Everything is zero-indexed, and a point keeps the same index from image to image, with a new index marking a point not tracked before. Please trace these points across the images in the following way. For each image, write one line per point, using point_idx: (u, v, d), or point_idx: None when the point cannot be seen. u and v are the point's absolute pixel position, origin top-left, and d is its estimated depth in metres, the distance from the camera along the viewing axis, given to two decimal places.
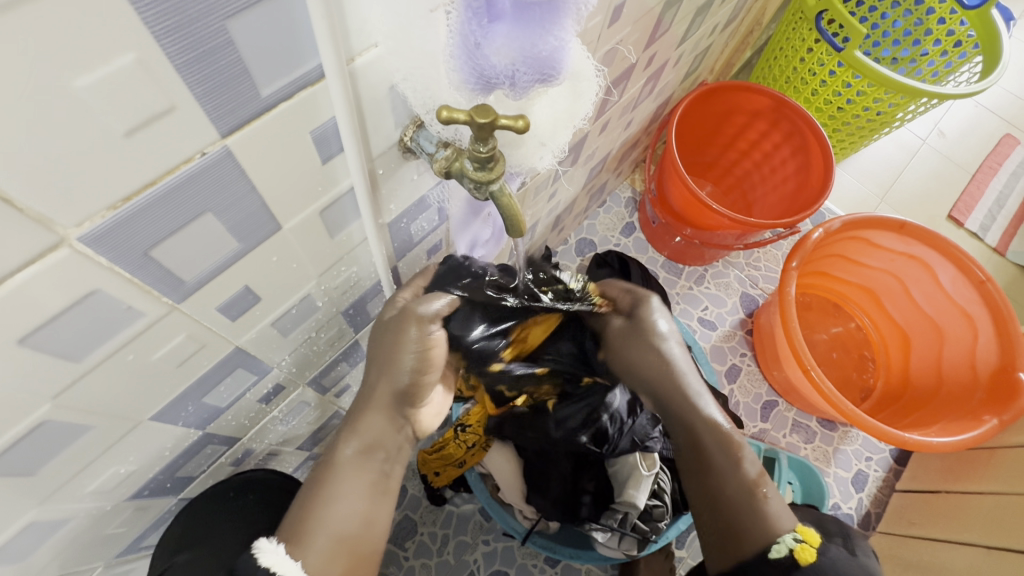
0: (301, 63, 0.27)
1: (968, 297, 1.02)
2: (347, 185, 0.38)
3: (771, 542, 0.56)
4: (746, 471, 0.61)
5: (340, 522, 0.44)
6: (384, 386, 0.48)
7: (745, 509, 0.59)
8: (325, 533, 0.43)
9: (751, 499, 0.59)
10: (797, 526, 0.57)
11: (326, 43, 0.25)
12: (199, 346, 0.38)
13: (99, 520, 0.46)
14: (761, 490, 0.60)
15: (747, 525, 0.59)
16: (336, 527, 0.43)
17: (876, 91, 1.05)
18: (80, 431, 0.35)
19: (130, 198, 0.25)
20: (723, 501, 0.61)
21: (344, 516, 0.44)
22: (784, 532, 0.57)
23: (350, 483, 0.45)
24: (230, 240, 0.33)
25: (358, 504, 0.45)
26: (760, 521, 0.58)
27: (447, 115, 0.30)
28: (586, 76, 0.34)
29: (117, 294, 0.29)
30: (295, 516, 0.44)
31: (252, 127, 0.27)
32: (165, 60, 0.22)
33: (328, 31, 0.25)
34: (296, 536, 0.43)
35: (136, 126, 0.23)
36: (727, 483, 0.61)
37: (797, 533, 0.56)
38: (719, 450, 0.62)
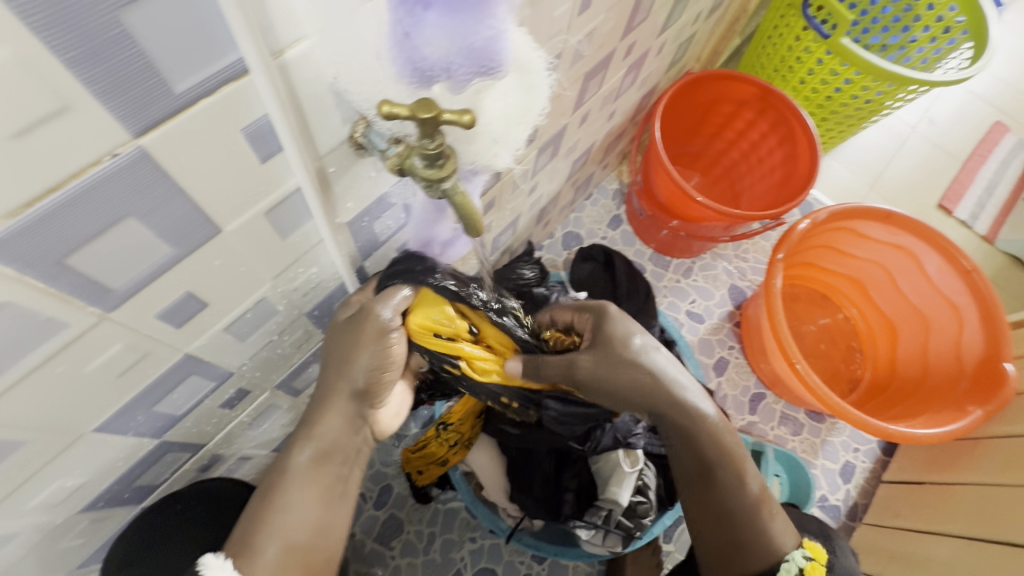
0: (219, 57, 0.25)
1: (954, 287, 1.01)
2: (294, 184, 0.36)
3: (779, 561, 0.55)
4: (752, 488, 0.56)
5: (292, 530, 0.46)
6: (341, 387, 0.49)
7: (751, 529, 0.56)
8: (276, 543, 0.45)
9: (760, 517, 0.56)
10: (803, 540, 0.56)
11: (243, 36, 0.24)
12: (142, 356, 0.36)
13: (53, 533, 0.45)
14: (766, 505, 0.56)
15: (756, 544, 0.56)
16: (289, 537, 0.46)
17: (864, 79, 1.04)
18: (11, 447, 0.33)
19: (32, 203, 0.23)
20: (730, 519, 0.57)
21: (296, 525, 0.46)
22: (792, 549, 0.55)
23: (300, 493, 0.47)
24: (161, 245, 0.31)
25: (308, 514, 0.47)
26: (764, 539, 0.56)
27: (387, 111, 0.28)
28: (535, 68, 0.32)
29: (31, 305, 0.27)
30: (247, 526, 0.45)
31: (169, 125, 0.25)
32: (50, 55, 0.20)
33: (244, 23, 0.23)
34: (246, 548, 0.44)
35: (25, 127, 0.21)
36: (734, 502, 0.56)
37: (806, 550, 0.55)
38: (728, 471, 0.56)
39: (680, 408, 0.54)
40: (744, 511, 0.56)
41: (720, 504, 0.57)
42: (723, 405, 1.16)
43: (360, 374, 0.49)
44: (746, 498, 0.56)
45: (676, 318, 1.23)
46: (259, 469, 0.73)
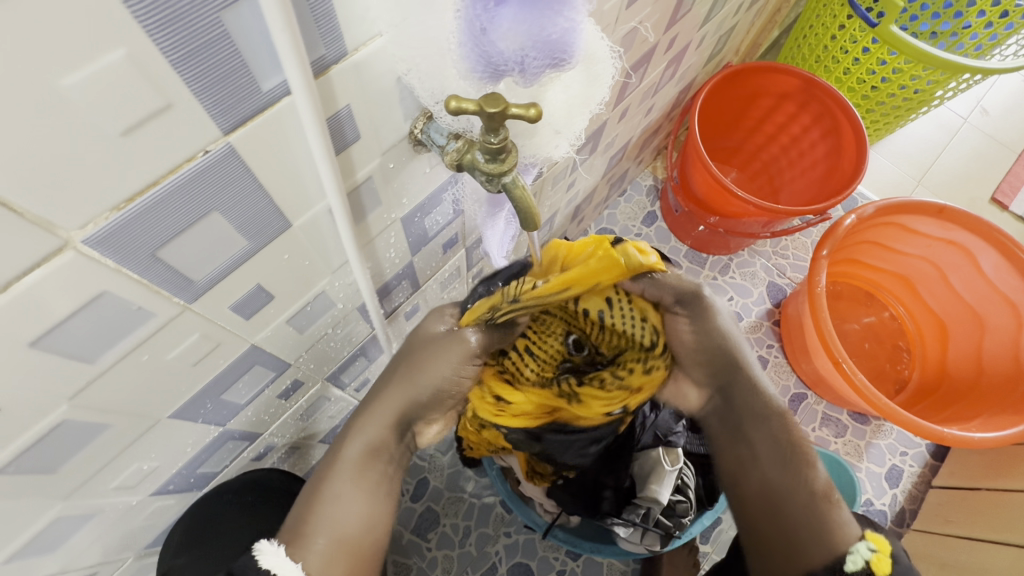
0: (260, 82, 0.25)
1: (1012, 284, 0.97)
2: (323, 207, 0.36)
3: (842, 554, 0.46)
4: (815, 475, 0.50)
5: (341, 521, 0.42)
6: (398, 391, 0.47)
7: (810, 525, 0.48)
8: (325, 533, 0.41)
9: (820, 507, 0.48)
10: (868, 534, 0.47)
11: (288, 59, 0.24)
12: (214, 345, 0.38)
13: (126, 513, 0.47)
14: (833, 498, 0.49)
15: (820, 542, 0.47)
16: (338, 528, 0.42)
17: (914, 68, 1.00)
18: (99, 430, 0.35)
19: (133, 198, 0.25)
20: (784, 507, 0.50)
21: (343, 518, 0.42)
22: (858, 541, 0.46)
23: (350, 488, 0.43)
24: (238, 239, 0.32)
25: (356, 507, 0.43)
26: (825, 530, 0.47)
27: (454, 106, 0.29)
28: (600, 57, 0.32)
29: (125, 295, 0.28)
30: (298, 516, 0.42)
31: (255, 122, 0.27)
32: (159, 55, 0.21)
33: (290, 43, 0.23)
34: (298, 533, 0.41)
35: (133, 125, 0.22)
36: (788, 486, 0.50)
37: (871, 542, 0.46)
38: (779, 445, 0.52)
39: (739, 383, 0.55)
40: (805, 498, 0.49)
41: (775, 490, 0.50)
42: None
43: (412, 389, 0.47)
44: (807, 484, 0.49)
45: None
46: (305, 459, 0.75)
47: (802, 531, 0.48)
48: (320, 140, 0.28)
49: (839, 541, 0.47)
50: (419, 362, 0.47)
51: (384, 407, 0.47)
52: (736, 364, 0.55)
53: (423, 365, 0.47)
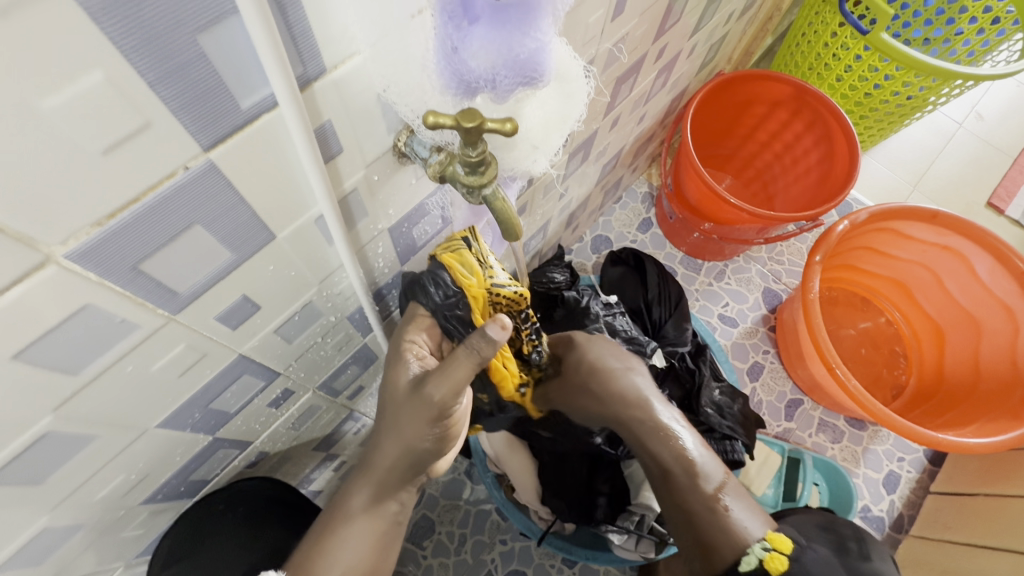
0: (257, 89, 0.26)
1: (1006, 289, 0.97)
2: (317, 211, 0.37)
3: (741, 554, 0.54)
4: (706, 487, 0.57)
5: (344, 564, 0.45)
6: (393, 447, 0.46)
7: (711, 528, 0.56)
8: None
9: (716, 513, 0.56)
10: (768, 534, 0.55)
11: (274, 71, 0.24)
12: (201, 355, 0.39)
13: (115, 523, 0.48)
14: (721, 502, 0.56)
15: (726, 545, 0.55)
16: (340, 570, 0.45)
17: (906, 74, 1.01)
18: (85, 440, 0.36)
19: (114, 214, 0.25)
20: (692, 518, 0.57)
21: (345, 561, 0.46)
22: (754, 542, 0.54)
23: (354, 534, 0.46)
24: (222, 252, 0.33)
25: (359, 552, 0.46)
26: (726, 534, 0.55)
27: (432, 120, 0.29)
28: (573, 76, 0.34)
29: (109, 307, 0.29)
30: (302, 557, 0.46)
31: (235, 139, 0.27)
32: (137, 77, 0.22)
33: (274, 57, 0.24)
34: (300, 571, 0.45)
35: (112, 143, 0.23)
36: (689, 499, 0.57)
37: (767, 542, 0.54)
38: (677, 463, 0.58)
39: (626, 407, 0.62)
40: (699, 506, 0.56)
41: (680, 503, 0.58)
42: (758, 412, 1.13)
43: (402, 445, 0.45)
44: (701, 493, 0.57)
45: (708, 322, 1.22)
46: (298, 466, 0.76)
47: (710, 538, 0.56)
48: (308, 145, 0.29)
49: (737, 542, 0.54)
50: (400, 421, 0.45)
51: (381, 460, 0.46)
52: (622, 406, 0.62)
53: (402, 425, 0.45)
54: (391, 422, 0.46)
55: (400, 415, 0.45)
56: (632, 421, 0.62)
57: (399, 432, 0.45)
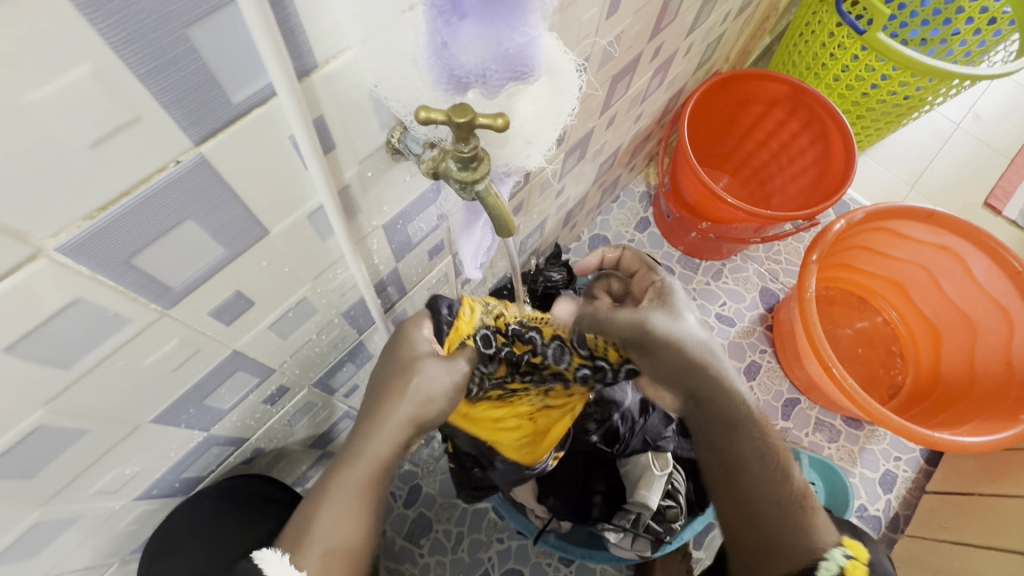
0: (251, 82, 0.26)
1: (1002, 288, 0.97)
2: (316, 202, 0.37)
3: (817, 558, 0.53)
4: (792, 483, 0.56)
5: (336, 537, 0.43)
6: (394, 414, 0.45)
7: (785, 527, 0.54)
8: (317, 546, 0.43)
9: (795, 513, 0.55)
10: (842, 539, 0.56)
11: (272, 61, 0.25)
12: (195, 351, 0.39)
13: (110, 518, 0.48)
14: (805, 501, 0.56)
15: (795, 545, 0.54)
16: (332, 540, 0.43)
17: (903, 74, 1.01)
18: (78, 434, 0.36)
19: (104, 208, 0.25)
20: (763, 514, 0.55)
21: (336, 532, 0.43)
22: (834, 548, 0.54)
23: (344, 506, 0.43)
24: (214, 247, 0.33)
25: (350, 524, 0.43)
26: (802, 536, 0.54)
27: (424, 116, 0.29)
28: (563, 71, 0.34)
29: (99, 301, 0.29)
30: (295, 530, 0.44)
31: (226, 133, 0.27)
32: (126, 70, 0.22)
33: (272, 48, 0.24)
34: (295, 546, 0.43)
35: (102, 136, 0.23)
36: (769, 501, 0.55)
37: (847, 550, 0.54)
38: (762, 464, 0.55)
39: (718, 393, 0.56)
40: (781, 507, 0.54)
41: (755, 501, 0.55)
42: (755, 411, 1.13)
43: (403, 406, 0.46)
44: (787, 493, 0.55)
45: (705, 322, 1.22)
46: (294, 464, 0.76)
47: (777, 538, 0.54)
48: (307, 137, 0.29)
49: (815, 547, 0.53)
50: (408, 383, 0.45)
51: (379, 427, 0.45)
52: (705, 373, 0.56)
53: (400, 389, 0.46)
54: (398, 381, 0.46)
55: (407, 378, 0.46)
56: (717, 401, 0.56)
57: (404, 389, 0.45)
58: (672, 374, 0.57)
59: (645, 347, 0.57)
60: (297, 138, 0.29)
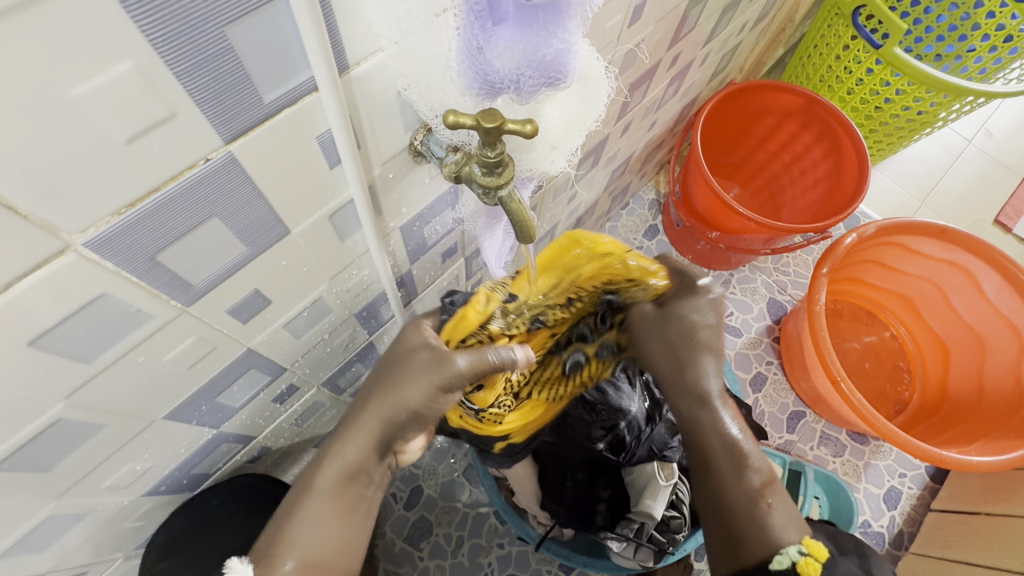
0: (287, 80, 0.26)
1: (1013, 307, 0.96)
2: (349, 194, 0.37)
3: (770, 554, 0.49)
4: (750, 480, 0.51)
5: (309, 544, 0.42)
6: (380, 406, 0.44)
7: (749, 523, 0.51)
8: (292, 555, 0.41)
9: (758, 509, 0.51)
10: (802, 538, 0.49)
11: (319, 56, 0.25)
12: (211, 348, 0.39)
13: (118, 513, 0.48)
14: (763, 500, 0.51)
15: (754, 537, 0.50)
16: (307, 550, 0.41)
17: (917, 90, 1.00)
18: (93, 430, 0.36)
19: (134, 204, 0.25)
20: (729, 508, 0.52)
21: (313, 540, 0.42)
22: (788, 544, 0.49)
23: (320, 508, 0.42)
24: (237, 245, 0.33)
25: (327, 531, 0.42)
26: (757, 532, 0.50)
27: (452, 120, 0.29)
28: (595, 77, 0.34)
29: (124, 297, 0.29)
30: (268, 538, 0.42)
31: (256, 132, 0.27)
32: (164, 68, 0.22)
33: (319, 41, 0.24)
34: (268, 555, 0.41)
35: (136, 133, 0.23)
36: (730, 491, 0.52)
37: (802, 546, 0.48)
38: (731, 465, 0.52)
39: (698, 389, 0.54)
40: (742, 503, 0.51)
41: (719, 489, 0.53)
42: (760, 423, 1.13)
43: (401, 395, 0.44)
44: (746, 487, 0.51)
45: None
46: (298, 463, 0.75)
47: (738, 528, 0.51)
48: (344, 131, 0.29)
49: (768, 542, 0.49)
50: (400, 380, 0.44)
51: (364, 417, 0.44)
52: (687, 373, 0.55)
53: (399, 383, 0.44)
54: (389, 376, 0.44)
55: (402, 372, 0.44)
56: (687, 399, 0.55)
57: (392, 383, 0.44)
58: (663, 361, 0.56)
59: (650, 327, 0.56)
60: (335, 130, 0.30)
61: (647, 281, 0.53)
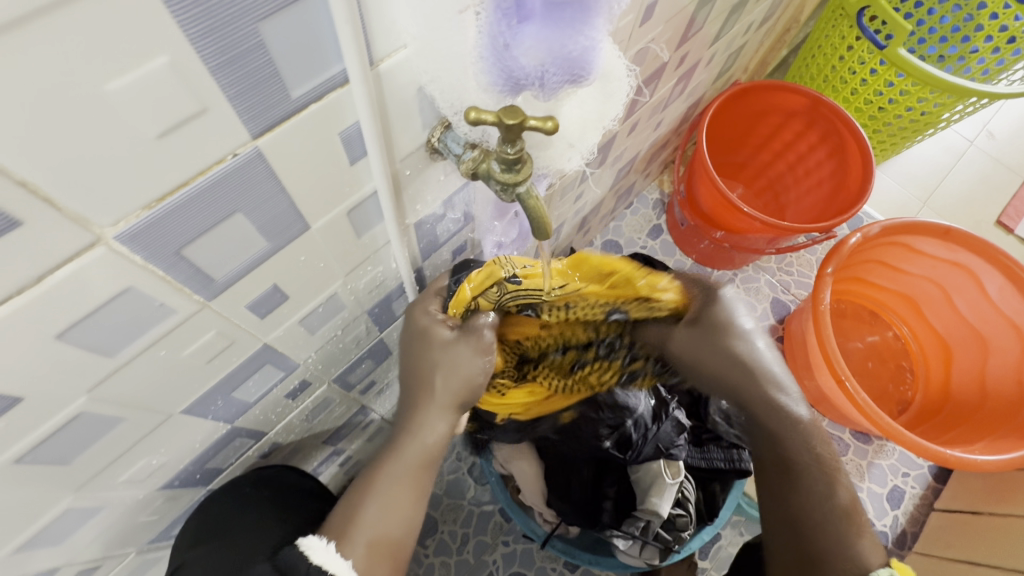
0: (317, 73, 0.26)
1: (1016, 307, 0.97)
2: (371, 188, 0.38)
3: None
4: (836, 497, 0.54)
5: (383, 526, 0.45)
6: (442, 387, 0.49)
7: (823, 541, 0.54)
8: (363, 539, 0.44)
9: (842, 525, 0.53)
10: (890, 560, 0.51)
11: (351, 49, 0.25)
12: (229, 343, 0.39)
13: (132, 508, 0.48)
14: (853, 516, 0.54)
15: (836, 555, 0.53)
16: (378, 532, 0.45)
17: (921, 91, 1.01)
18: (112, 423, 0.36)
19: (163, 198, 0.26)
20: (801, 525, 0.55)
21: (383, 524, 0.45)
22: (875, 566, 0.51)
23: (394, 491, 0.45)
24: (259, 240, 0.33)
25: (400, 512, 0.45)
26: (844, 550, 0.52)
27: (475, 117, 0.29)
28: (616, 76, 0.34)
29: (148, 291, 0.29)
30: (341, 522, 0.46)
31: (282, 127, 0.28)
32: (199, 62, 0.22)
33: (352, 35, 0.24)
34: (344, 535, 0.45)
35: (168, 127, 0.23)
36: (808, 509, 0.55)
37: (889, 567, 0.50)
38: (799, 474, 0.56)
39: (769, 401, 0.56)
40: (822, 520, 0.54)
41: (795, 508, 0.56)
42: None
43: (460, 375, 0.50)
44: (833, 504, 0.54)
45: None
46: (306, 460, 0.75)
47: (818, 547, 0.54)
48: (373, 123, 0.30)
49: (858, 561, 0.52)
50: (453, 361, 0.50)
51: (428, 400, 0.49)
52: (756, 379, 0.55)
53: (453, 365, 0.50)
54: (444, 368, 0.50)
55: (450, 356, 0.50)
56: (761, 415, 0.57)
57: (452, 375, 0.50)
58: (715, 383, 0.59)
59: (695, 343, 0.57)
60: (361, 124, 0.30)
61: (658, 300, 0.57)
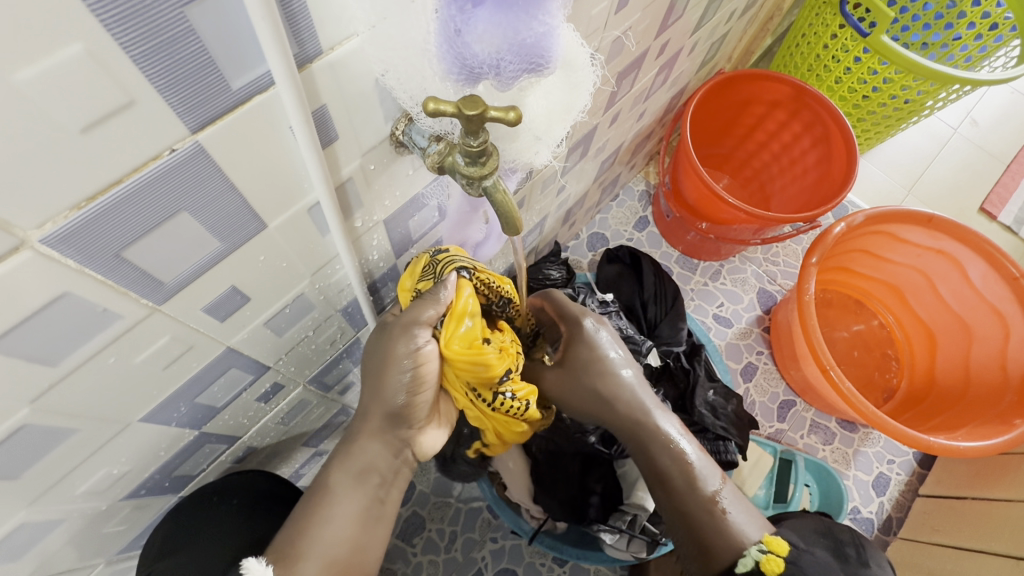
0: (242, 74, 0.25)
1: (1000, 294, 0.97)
2: (348, 174, 0.36)
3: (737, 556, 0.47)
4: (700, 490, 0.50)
5: (332, 543, 0.43)
6: (376, 406, 0.46)
7: (706, 529, 0.49)
8: (317, 555, 0.42)
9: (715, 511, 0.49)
10: (763, 534, 0.48)
11: (272, 48, 0.23)
12: (188, 347, 0.37)
13: (96, 519, 0.46)
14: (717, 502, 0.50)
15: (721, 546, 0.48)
16: (329, 548, 0.42)
17: (904, 78, 1.00)
18: (63, 435, 0.34)
19: (95, 197, 0.24)
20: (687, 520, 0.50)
21: (336, 539, 0.43)
22: (750, 544, 0.47)
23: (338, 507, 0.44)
24: (210, 240, 0.32)
25: (345, 529, 0.44)
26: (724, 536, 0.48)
27: (432, 107, 0.28)
28: (580, 65, 0.33)
29: (88, 296, 0.28)
30: (287, 538, 0.42)
31: (226, 120, 0.26)
32: (119, 52, 0.20)
33: (272, 31, 0.22)
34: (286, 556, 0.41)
35: (94, 120, 0.22)
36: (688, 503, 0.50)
37: (763, 543, 0.46)
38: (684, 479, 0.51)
39: (629, 409, 0.54)
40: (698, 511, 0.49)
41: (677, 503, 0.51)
42: (751, 413, 1.13)
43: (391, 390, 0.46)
44: (699, 494, 0.50)
45: (702, 322, 1.21)
46: (285, 462, 0.74)
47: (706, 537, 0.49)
48: (306, 128, 0.28)
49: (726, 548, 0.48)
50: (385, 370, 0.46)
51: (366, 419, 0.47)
52: (609, 398, 0.55)
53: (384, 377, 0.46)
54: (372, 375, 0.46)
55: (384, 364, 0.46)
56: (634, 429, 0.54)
57: (380, 379, 0.46)
58: (586, 404, 0.56)
59: (563, 373, 0.57)
60: (296, 129, 0.28)
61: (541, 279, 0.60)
